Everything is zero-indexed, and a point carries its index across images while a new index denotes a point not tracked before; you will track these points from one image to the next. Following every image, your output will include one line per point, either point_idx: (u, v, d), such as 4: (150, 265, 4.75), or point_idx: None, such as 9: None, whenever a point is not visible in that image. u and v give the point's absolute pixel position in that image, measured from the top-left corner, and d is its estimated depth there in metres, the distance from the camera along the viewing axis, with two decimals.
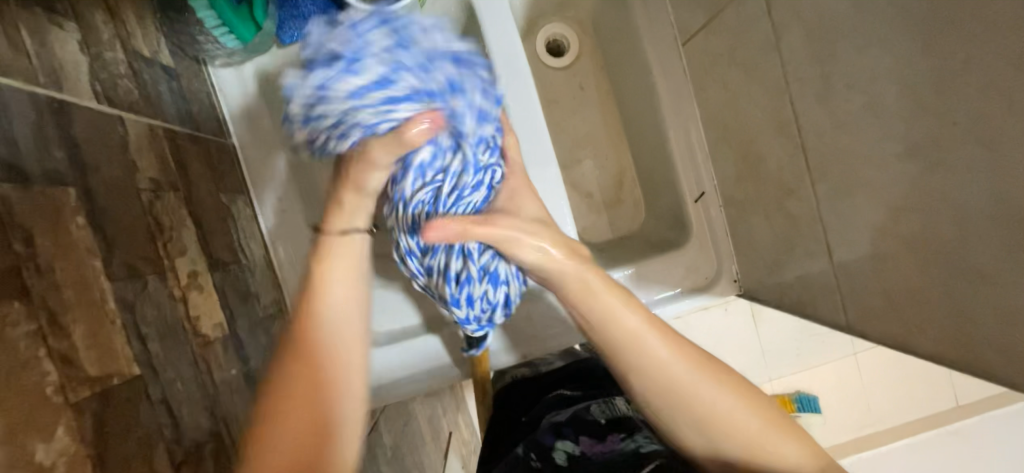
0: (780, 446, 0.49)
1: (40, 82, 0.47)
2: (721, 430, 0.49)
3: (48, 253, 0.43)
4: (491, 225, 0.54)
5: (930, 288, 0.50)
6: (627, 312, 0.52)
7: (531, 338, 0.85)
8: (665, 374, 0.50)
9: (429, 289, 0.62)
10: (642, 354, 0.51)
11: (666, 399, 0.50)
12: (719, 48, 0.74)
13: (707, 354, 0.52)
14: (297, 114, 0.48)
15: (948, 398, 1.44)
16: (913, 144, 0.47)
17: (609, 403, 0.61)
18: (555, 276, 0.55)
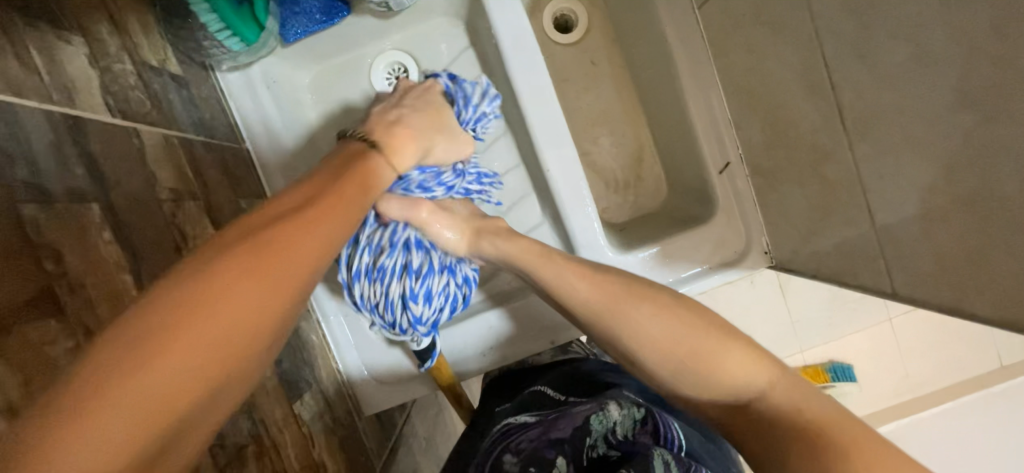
0: (724, 363, 0.55)
1: (54, 99, 0.47)
2: (651, 354, 0.57)
3: (79, 270, 0.44)
4: (444, 217, 0.67)
5: (990, 250, 0.46)
6: (550, 264, 0.66)
7: (545, 326, 0.84)
8: (586, 308, 0.63)
9: (376, 299, 0.65)
10: (570, 292, 0.64)
11: (600, 331, 0.62)
12: (741, 7, 0.70)
13: (629, 288, 0.62)
14: (488, 104, 0.72)
15: (991, 359, 1.38)
16: (969, 91, 0.44)
17: (604, 411, 0.54)
18: (495, 246, 0.69)
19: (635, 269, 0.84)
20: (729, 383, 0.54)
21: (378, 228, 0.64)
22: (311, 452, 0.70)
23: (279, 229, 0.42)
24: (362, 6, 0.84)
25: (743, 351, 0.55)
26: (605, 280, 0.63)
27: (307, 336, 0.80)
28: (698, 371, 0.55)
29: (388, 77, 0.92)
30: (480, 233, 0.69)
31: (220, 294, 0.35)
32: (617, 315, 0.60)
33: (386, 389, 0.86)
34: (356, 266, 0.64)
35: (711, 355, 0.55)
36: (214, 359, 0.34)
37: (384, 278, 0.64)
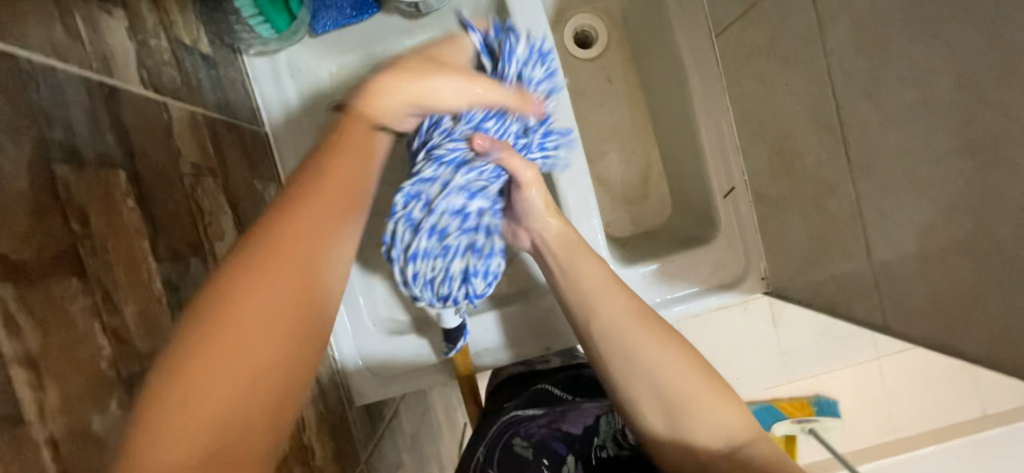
0: (716, 414, 0.57)
1: (93, 68, 0.49)
2: (660, 382, 0.58)
3: (103, 233, 0.45)
4: (528, 192, 0.65)
5: (978, 292, 0.48)
6: (592, 266, 0.66)
7: (547, 333, 0.85)
8: (608, 324, 0.62)
9: (434, 270, 0.61)
10: (603, 302, 0.64)
11: (614, 347, 0.61)
12: (757, 40, 0.73)
13: (654, 314, 0.64)
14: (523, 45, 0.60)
15: (975, 407, 1.39)
16: (968, 138, 0.46)
17: (613, 415, 0.65)
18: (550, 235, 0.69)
19: (635, 283, 0.86)
20: (712, 431, 0.57)
21: (445, 212, 0.59)
22: (302, 434, 0.70)
23: (258, 249, 0.37)
24: (391, 5, 0.86)
25: (728, 401, 0.58)
26: (633, 296, 0.65)
27: None
28: (682, 416, 0.57)
29: None
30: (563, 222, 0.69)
31: (217, 344, 0.33)
32: (642, 335, 0.61)
33: (382, 380, 0.87)
34: (424, 229, 0.59)
35: (704, 402, 0.58)
36: (249, 399, 0.33)
37: (448, 252, 0.61)
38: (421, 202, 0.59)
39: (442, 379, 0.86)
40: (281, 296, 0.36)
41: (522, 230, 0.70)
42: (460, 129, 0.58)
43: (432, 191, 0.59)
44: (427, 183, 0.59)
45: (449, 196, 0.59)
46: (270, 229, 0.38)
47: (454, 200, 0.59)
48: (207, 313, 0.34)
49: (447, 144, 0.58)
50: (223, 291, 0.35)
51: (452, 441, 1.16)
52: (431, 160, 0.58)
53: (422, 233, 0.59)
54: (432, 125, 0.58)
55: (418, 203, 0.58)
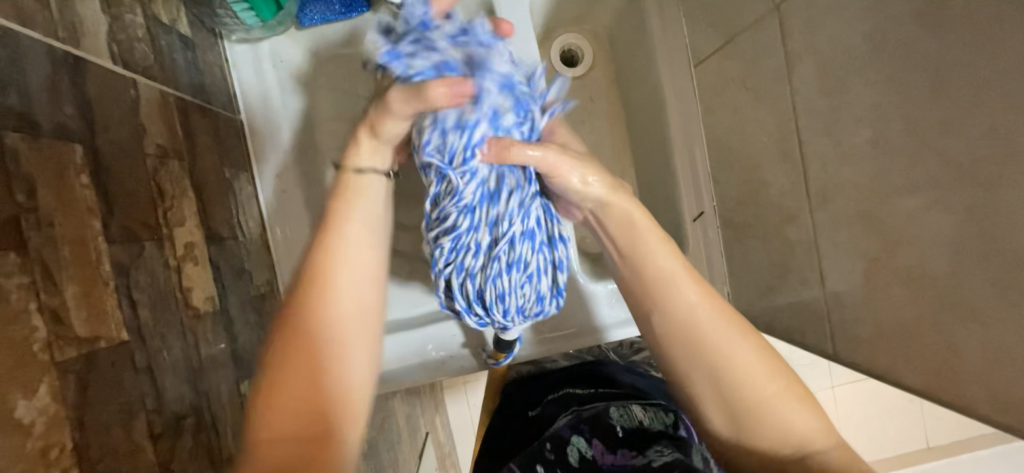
0: (794, 415, 0.50)
1: (59, 36, 0.47)
2: (735, 380, 0.51)
3: (49, 207, 0.42)
4: (560, 176, 0.55)
5: (919, 322, 0.52)
6: (661, 249, 0.55)
7: (563, 334, 0.85)
8: (685, 321, 0.53)
9: (525, 300, 0.58)
10: (669, 292, 0.54)
11: (679, 344, 0.53)
12: (731, 73, 0.76)
13: (727, 305, 0.54)
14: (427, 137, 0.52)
15: (920, 438, 1.46)
16: (914, 179, 0.49)
17: (626, 409, 0.67)
18: (612, 207, 0.57)
19: (602, 299, 0.86)
20: (784, 437, 0.50)
21: (518, 243, 0.55)
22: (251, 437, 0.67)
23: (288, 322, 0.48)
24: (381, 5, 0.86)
25: (809, 405, 0.51)
26: (712, 288, 0.54)
27: (266, 316, 0.78)
28: (747, 422, 0.51)
29: None
30: (609, 192, 0.57)
31: (273, 401, 0.45)
32: (715, 329, 0.52)
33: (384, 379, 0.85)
34: (484, 270, 0.55)
35: (779, 402, 0.50)
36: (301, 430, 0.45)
37: (531, 277, 0.57)
38: (473, 251, 0.54)
39: (447, 374, 0.85)
40: (329, 340, 0.48)
41: (576, 209, 0.59)
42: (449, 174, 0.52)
43: (467, 242, 0.54)
44: (456, 237, 0.54)
45: (503, 234, 0.54)
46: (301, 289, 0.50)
47: (506, 236, 0.54)
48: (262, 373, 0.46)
49: (467, 190, 0.52)
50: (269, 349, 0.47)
51: (411, 449, 1.18)
52: (459, 210, 0.53)
53: (475, 274, 0.55)
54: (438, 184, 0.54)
55: (469, 253, 0.55)
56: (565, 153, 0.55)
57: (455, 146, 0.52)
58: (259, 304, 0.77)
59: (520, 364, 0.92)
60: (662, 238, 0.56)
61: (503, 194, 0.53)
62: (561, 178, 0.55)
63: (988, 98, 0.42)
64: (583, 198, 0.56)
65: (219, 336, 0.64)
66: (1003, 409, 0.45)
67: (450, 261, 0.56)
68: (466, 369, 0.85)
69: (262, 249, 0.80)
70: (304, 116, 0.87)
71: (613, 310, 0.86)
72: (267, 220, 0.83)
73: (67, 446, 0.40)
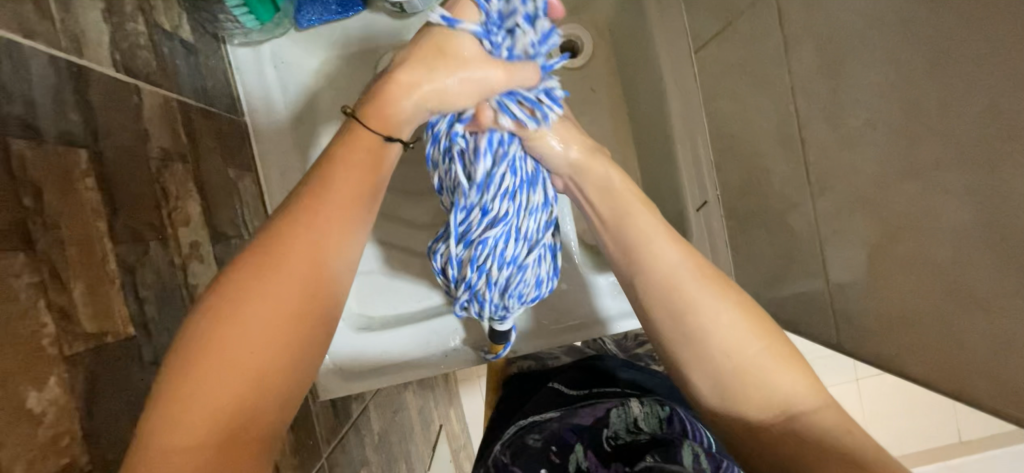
0: (784, 379, 0.51)
1: (62, 46, 0.49)
2: (721, 341, 0.53)
3: (56, 210, 0.45)
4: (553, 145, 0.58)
5: (923, 312, 0.50)
6: (642, 213, 0.59)
7: (565, 326, 0.85)
8: (670, 274, 0.56)
9: (529, 284, 0.59)
10: (650, 251, 0.57)
11: (664, 306, 0.55)
12: (730, 58, 0.74)
13: (710, 265, 0.57)
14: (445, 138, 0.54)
15: (951, 433, 1.41)
16: (914, 162, 0.48)
17: (625, 408, 0.66)
18: (592, 174, 0.61)
19: (603, 291, 0.86)
20: (771, 399, 0.51)
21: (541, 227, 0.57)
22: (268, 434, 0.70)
23: (254, 290, 0.42)
24: (377, 3, 0.88)
25: (799, 368, 0.52)
26: (688, 244, 0.58)
27: None
28: (737, 390, 0.51)
29: None
30: (585, 158, 0.60)
31: (212, 378, 0.39)
32: (697, 289, 0.54)
33: (385, 372, 0.86)
34: (525, 259, 0.57)
35: (769, 369, 0.51)
36: (230, 405, 0.40)
37: (540, 262, 0.59)
38: (512, 237, 0.55)
39: (449, 366, 0.86)
40: (271, 327, 0.42)
41: (558, 179, 0.62)
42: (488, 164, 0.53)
43: (510, 227, 0.54)
44: (499, 225, 0.54)
45: (532, 220, 0.56)
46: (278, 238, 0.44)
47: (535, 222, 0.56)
48: (201, 329, 0.41)
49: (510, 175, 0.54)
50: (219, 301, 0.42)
51: (425, 441, 1.21)
52: (502, 197, 0.53)
53: (515, 264, 0.56)
54: (480, 173, 0.52)
55: (510, 240, 0.55)
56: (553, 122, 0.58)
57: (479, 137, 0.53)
58: None
59: (522, 360, 0.93)
60: (645, 205, 0.60)
61: (537, 180, 0.57)
62: (541, 139, 0.57)
63: (989, 75, 0.40)
64: (568, 166, 0.60)
65: None
66: (1008, 400, 0.44)
67: (485, 257, 0.54)
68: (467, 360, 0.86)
69: None
70: (307, 116, 0.89)
71: (614, 301, 0.86)
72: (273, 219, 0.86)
73: (77, 435, 0.42)
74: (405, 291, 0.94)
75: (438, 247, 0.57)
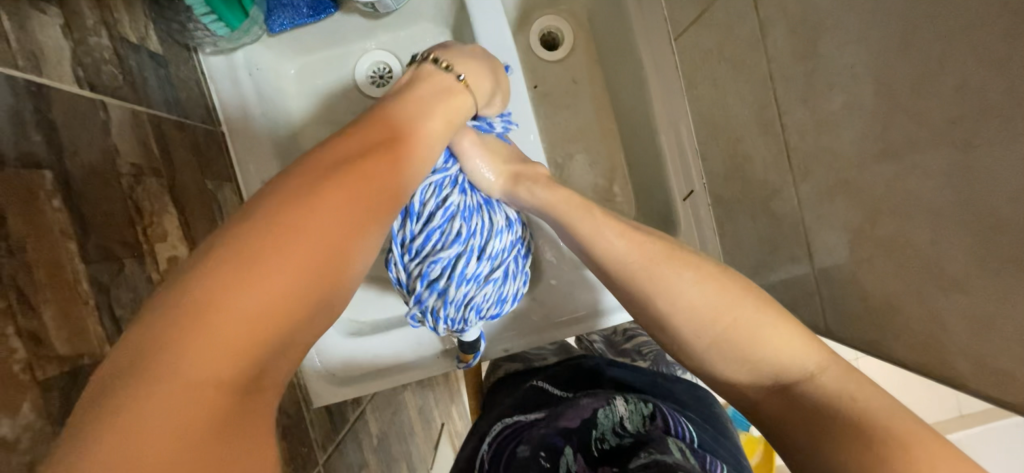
0: (774, 342, 0.48)
1: (19, 65, 0.48)
2: (689, 321, 0.52)
3: (20, 233, 0.44)
4: (480, 165, 0.66)
5: (905, 294, 0.50)
6: (588, 220, 0.61)
7: (557, 322, 0.85)
8: (624, 271, 0.56)
9: (489, 299, 0.65)
10: (605, 256, 0.58)
11: (629, 294, 0.56)
12: (709, 43, 0.73)
13: (667, 247, 0.57)
14: None
15: (951, 409, 1.42)
16: (891, 144, 0.47)
17: (610, 407, 0.66)
18: (530, 197, 0.66)
19: (595, 285, 0.85)
20: (759, 367, 0.49)
21: (500, 246, 0.64)
22: None
23: (317, 206, 0.41)
24: (349, 5, 0.87)
25: (792, 328, 0.49)
26: (643, 238, 0.58)
27: None
28: (724, 364, 0.50)
29: (372, 76, 0.94)
30: (519, 178, 0.66)
31: (259, 281, 0.36)
32: (664, 267, 0.55)
33: (371, 377, 0.87)
34: (485, 274, 0.63)
35: (756, 342, 0.49)
36: (226, 373, 0.33)
37: (501, 277, 0.65)
38: (468, 253, 0.61)
39: (442, 367, 0.87)
40: (324, 249, 0.39)
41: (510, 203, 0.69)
42: (426, 178, 0.61)
43: (465, 245, 0.61)
44: (455, 244, 0.60)
45: (489, 239, 0.63)
46: (318, 194, 0.42)
47: (493, 240, 0.63)
48: (220, 272, 0.35)
49: (463, 196, 0.63)
50: (237, 250, 0.36)
51: (426, 442, 1.21)
52: (457, 216, 0.61)
53: (473, 279, 0.62)
54: (422, 194, 0.60)
55: (466, 255, 0.61)
56: (483, 147, 0.66)
57: None
58: None
59: (508, 362, 0.95)
60: (587, 206, 0.62)
61: (489, 203, 0.67)
62: (470, 163, 0.65)
63: (961, 53, 0.39)
64: (496, 189, 0.67)
65: None
66: (989, 380, 0.43)
67: (438, 271, 0.60)
68: (451, 363, 0.86)
69: None
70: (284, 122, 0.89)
71: (610, 294, 0.85)
72: None
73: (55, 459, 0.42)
74: (385, 298, 0.93)
75: (390, 260, 0.63)
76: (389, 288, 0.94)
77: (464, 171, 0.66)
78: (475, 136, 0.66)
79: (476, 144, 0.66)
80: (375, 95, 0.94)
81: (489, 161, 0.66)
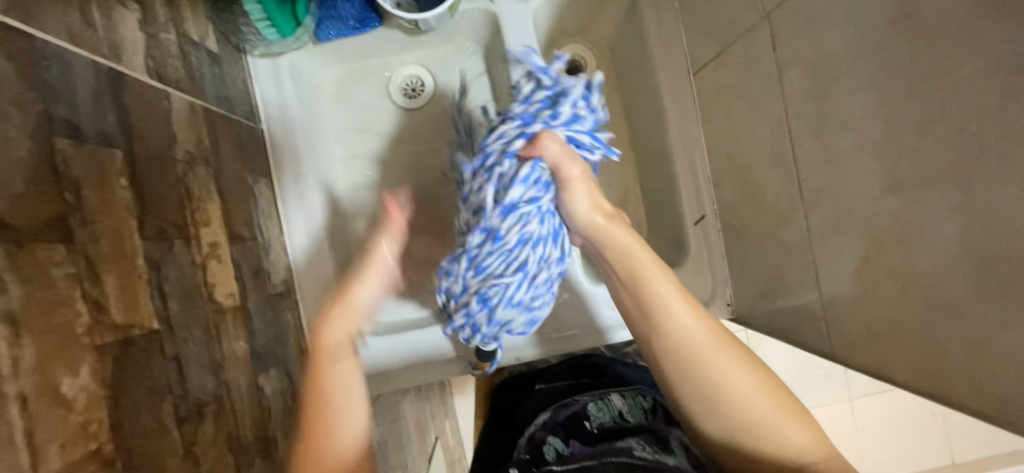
0: (785, 431, 0.57)
1: (103, 53, 0.52)
2: (738, 400, 0.57)
3: (93, 206, 0.47)
4: (582, 199, 0.60)
5: (908, 319, 0.53)
6: (658, 280, 0.59)
7: (561, 336, 0.89)
8: (678, 340, 0.58)
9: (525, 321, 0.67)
10: (670, 321, 0.58)
11: (678, 365, 0.58)
12: (727, 80, 0.79)
13: (722, 325, 0.59)
14: (495, 161, 0.59)
15: (940, 453, 1.45)
16: (896, 180, 0.52)
17: (604, 401, 0.82)
18: (609, 246, 0.61)
19: (599, 302, 0.89)
20: (762, 432, 0.57)
21: (553, 280, 0.65)
22: (267, 425, 0.69)
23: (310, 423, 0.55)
24: (394, 20, 0.91)
25: (799, 419, 0.58)
26: (708, 313, 0.60)
27: (282, 314, 0.81)
28: (742, 431, 0.57)
29: (404, 88, 0.99)
30: (614, 221, 0.62)
31: None
32: (710, 351, 0.57)
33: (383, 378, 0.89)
34: (530, 302, 0.64)
35: (775, 422, 0.57)
36: None
37: (544, 304, 0.66)
38: (524, 280, 0.62)
39: (454, 371, 0.90)
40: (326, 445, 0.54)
41: (576, 236, 0.64)
42: (518, 206, 0.58)
43: (526, 274, 0.61)
44: (518, 271, 0.61)
45: (546, 270, 0.63)
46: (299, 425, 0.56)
47: (546, 272, 0.63)
48: None
49: (541, 225, 0.60)
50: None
51: (422, 453, 1.20)
52: (528, 244, 0.60)
53: (523, 307, 0.64)
54: (505, 216, 0.58)
55: (522, 282, 0.62)
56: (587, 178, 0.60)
57: (520, 177, 0.57)
58: (277, 301, 0.81)
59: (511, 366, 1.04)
60: (661, 268, 0.60)
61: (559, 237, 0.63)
62: (570, 196, 0.60)
63: (961, 101, 0.44)
64: (584, 225, 0.61)
65: (240, 331, 0.68)
66: (986, 400, 0.47)
67: (495, 294, 0.61)
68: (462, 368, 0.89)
69: (281, 252, 0.85)
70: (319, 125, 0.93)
71: (610, 313, 0.89)
72: (284, 224, 0.87)
73: (104, 423, 0.44)
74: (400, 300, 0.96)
75: (449, 266, 0.63)
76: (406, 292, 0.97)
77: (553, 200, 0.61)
78: (583, 165, 0.60)
79: (581, 175, 0.59)
80: (406, 105, 0.99)
81: (590, 196, 0.61)
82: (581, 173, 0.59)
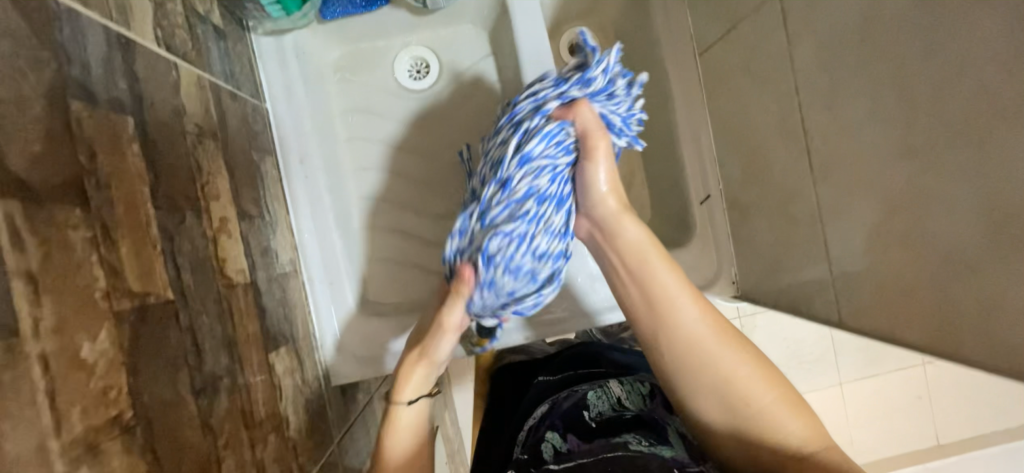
0: (786, 423, 0.59)
1: (113, 17, 0.51)
2: (741, 388, 0.61)
3: (106, 171, 0.46)
4: (604, 173, 0.64)
5: (921, 282, 0.54)
6: (667, 274, 0.65)
7: (562, 316, 0.90)
8: (682, 333, 0.63)
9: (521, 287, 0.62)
10: (673, 313, 0.64)
11: (684, 356, 0.63)
12: (735, 58, 0.79)
13: (720, 317, 0.65)
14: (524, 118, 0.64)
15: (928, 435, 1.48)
16: (910, 145, 0.52)
17: (603, 390, 0.77)
18: (619, 241, 0.66)
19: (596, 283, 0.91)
20: (760, 420, 0.60)
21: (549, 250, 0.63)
22: (278, 403, 0.68)
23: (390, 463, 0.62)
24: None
25: (801, 414, 0.60)
26: (711, 307, 0.65)
27: (290, 295, 0.80)
28: (741, 419, 0.61)
29: (410, 70, 0.98)
30: (624, 209, 0.66)
31: None
32: (713, 343, 0.62)
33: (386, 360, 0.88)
34: (525, 262, 0.61)
35: (776, 412, 0.60)
36: None
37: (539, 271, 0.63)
38: (519, 234, 0.60)
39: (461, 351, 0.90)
40: None
41: (583, 219, 0.68)
42: (535, 159, 0.61)
43: (523, 228, 0.60)
44: (518, 222, 0.60)
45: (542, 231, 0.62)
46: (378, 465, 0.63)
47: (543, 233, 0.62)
48: None
49: (549, 185, 0.62)
50: None
51: None
52: (534, 200, 0.61)
53: (524, 274, 0.61)
54: (519, 166, 0.61)
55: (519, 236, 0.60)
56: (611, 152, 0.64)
57: (546, 132, 0.61)
58: (285, 281, 0.80)
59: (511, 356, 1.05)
60: (667, 265, 0.65)
61: (562, 206, 0.64)
62: (592, 168, 0.63)
63: (979, 63, 0.45)
64: (595, 202, 0.65)
65: (250, 308, 0.67)
66: (1000, 356, 0.48)
67: (495, 244, 0.59)
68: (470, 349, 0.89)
69: (288, 234, 0.84)
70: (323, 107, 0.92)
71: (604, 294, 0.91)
72: (290, 205, 0.86)
73: (123, 389, 0.43)
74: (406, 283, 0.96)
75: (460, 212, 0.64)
76: (412, 274, 0.96)
77: (571, 167, 0.64)
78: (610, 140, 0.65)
79: (606, 149, 0.63)
80: (412, 87, 0.98)
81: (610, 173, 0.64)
82: (605, 145, 0.63)
